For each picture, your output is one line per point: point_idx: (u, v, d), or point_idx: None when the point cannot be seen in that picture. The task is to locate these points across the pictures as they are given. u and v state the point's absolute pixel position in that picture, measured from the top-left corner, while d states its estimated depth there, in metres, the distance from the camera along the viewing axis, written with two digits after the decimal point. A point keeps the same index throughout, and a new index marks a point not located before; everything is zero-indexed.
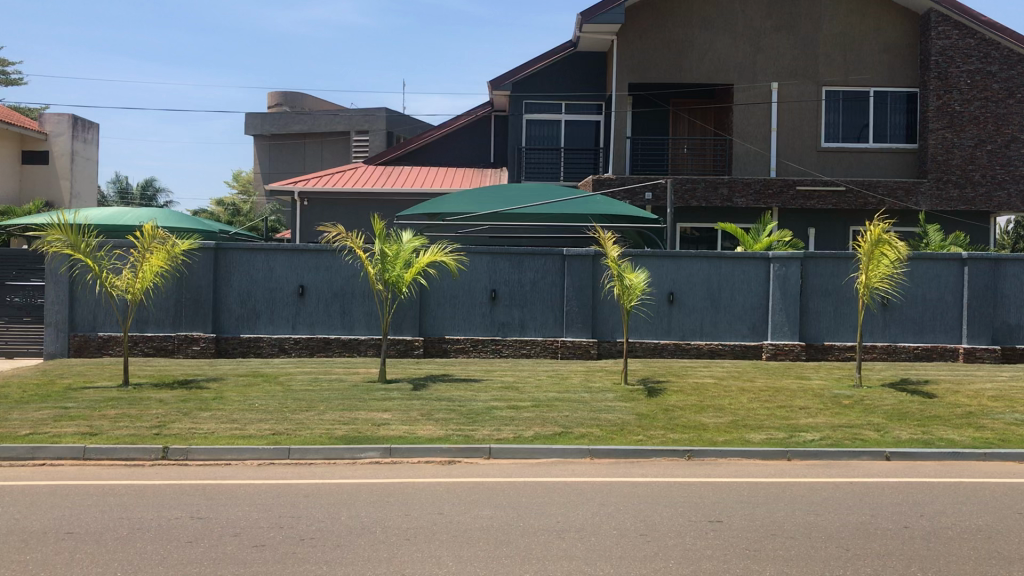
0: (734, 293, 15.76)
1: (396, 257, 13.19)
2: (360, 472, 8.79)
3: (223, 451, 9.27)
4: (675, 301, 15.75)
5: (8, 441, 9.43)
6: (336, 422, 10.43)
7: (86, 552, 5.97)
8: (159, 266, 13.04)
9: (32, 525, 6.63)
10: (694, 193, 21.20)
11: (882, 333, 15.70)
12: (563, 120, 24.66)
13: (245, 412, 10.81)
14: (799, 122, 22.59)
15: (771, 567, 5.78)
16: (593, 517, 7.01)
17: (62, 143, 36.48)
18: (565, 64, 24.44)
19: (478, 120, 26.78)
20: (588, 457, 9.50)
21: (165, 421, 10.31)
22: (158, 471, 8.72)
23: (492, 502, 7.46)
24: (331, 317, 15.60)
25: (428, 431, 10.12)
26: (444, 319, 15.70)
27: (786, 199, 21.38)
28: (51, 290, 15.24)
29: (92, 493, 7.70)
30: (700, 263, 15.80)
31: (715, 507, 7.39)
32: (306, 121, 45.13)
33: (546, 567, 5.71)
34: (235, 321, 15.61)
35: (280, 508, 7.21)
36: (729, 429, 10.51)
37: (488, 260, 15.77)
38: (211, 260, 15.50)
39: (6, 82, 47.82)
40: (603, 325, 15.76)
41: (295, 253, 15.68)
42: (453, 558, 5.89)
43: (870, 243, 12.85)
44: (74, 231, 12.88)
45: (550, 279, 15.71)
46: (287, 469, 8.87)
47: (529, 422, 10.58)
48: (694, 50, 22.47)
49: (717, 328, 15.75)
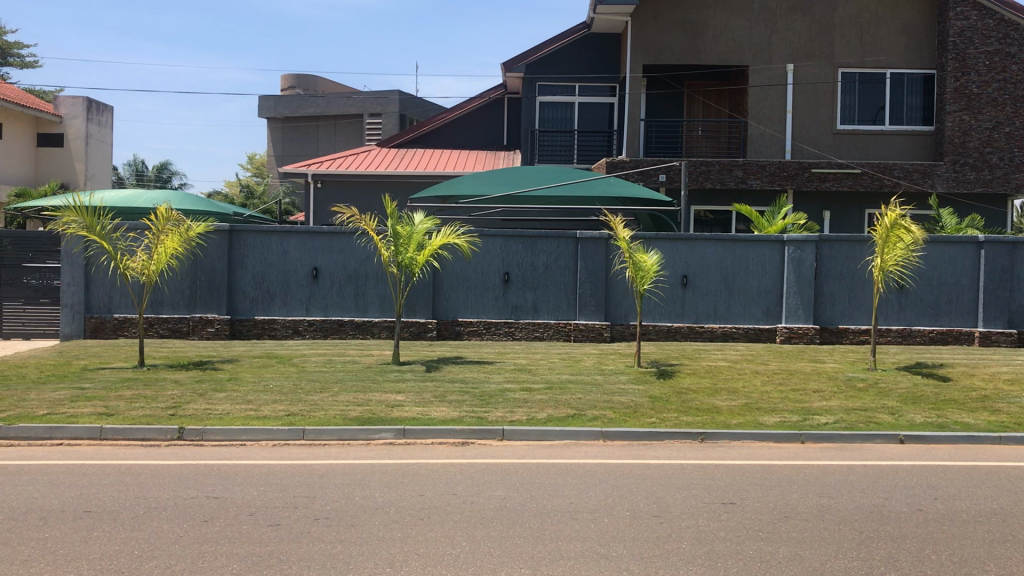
0: (749, 277, 15.71)
1: (409, 239, 13.14)
2: (375, 452, 8.86)
3: (238, 433, 9.31)
4: (689, 284, 15.71)
5: (25, 421, 9.52)
6: (349, 403, 10.49)
7: (103, 530, 6.03)
8: (174, 249, 13.06)
9: (51, 503, 6.70)
10: (708, 176, 21.16)
11: (897, 316, 15.63)
12: (577, 102, 24.56)
13: (259, 393, 10.88)
14: (814, 104, 22.40)
15: (784, 549, 5.77)
16: (607, 498, 7.01)
17: (77, 126, 36.65)
18: (578, 46, 24.37)
19: (491, 103, 26.85)
20: (600, 439, 9.52)
21: (181, 402, 10.39)
22: (175, 451, 8.78)
23: (506, 484, 7.48)
24: (344, 299, 15.64)
25: (442, 412, 10.15)
26: (457, 301, 15.72)
27: (801, 182, 21.28)
28: (68, 272, 15.39)
29: (109, 473, 7.75)
30: (714, 246, 15.74)
31: (729, 489, 7.37)
32: (319, 104, 45.28)
33: (560, 547, 5.74)
34: (250, 303, 15.66)
35: (296, 488, 7.25)
36: (742, 412, 10.52)
37: (501, 243, 15.75)
38: (225, 242, 15.55)
39: (22, 66, 47.99)
40: (617, 308, 15.75)
41: (308, 235, 15.72)
42: (467, 538, 5.92)
43: (886, 228, 12.74)
44: (89, 213, 12.91)
45: (563, 262, 15.70)
46: (301, 450, 8.93)
47: (541, 404, 10.59)
48: (709, 31, 22.30)
49: (731, 312, 15.72)
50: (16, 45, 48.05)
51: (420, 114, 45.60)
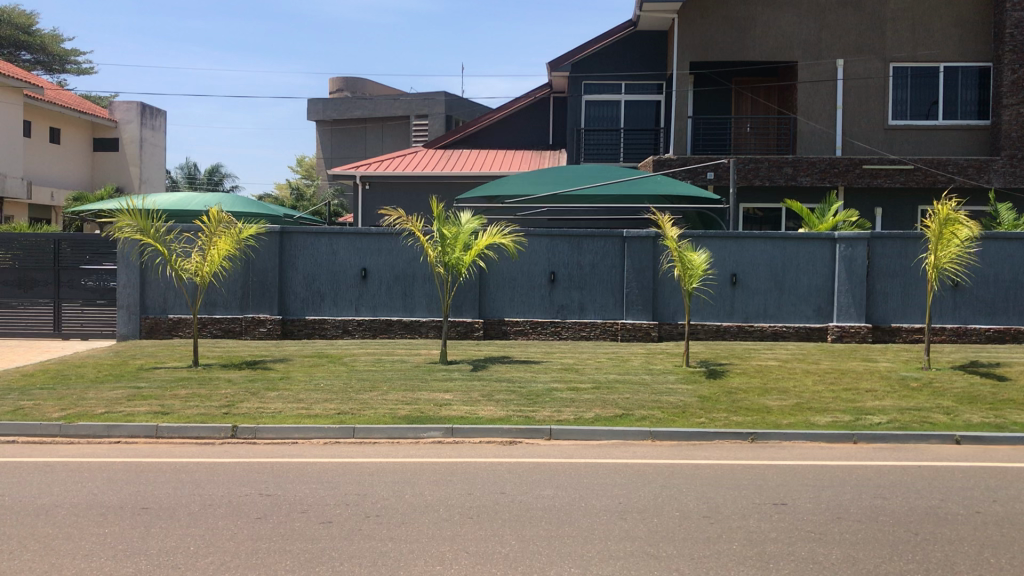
0: (799, 275, 15.53)
1: (455, 239, 13.21)
2: (424, 450, 8.92)
3: (291, 431, 9.45)
4: (739, 283, 15.56)
5: (85, 419, 9.77)
6: (398, 401, 10.58)
7: (161, 526, 6.16)
8: (226, 251, 13.26)
9: (110, 500, 6.87)
10: (757, 173, 20.95)
11: (951, 314, 15.33)
12: (623, 100, 24.46)
13: (310, 392, 11.02)
14: (865, 99, 22.05)
15: (838, 551, 5.70)
16: (656, 498, 6.99)
17: (131, 130, 37.35)
18: (624, 44, 24.30)
19: (537, 103, 26.83)
20: (649, 439, 9.49)
21: (234, 400, 10.57)
22: (228, 449, 8.93)
23: (555, 483, 7.48)
24: (392, 299, 15.77)
25: (490, 411, 10.20)
26: (504, 300, 15.76)
27: (852, 178, 20.97)
28: (124, 273, 15.76)
29: (165, 471, 7.91)
30: (764, 244, 15.58)
31: (781, 490, 7.31)
32: (367, 106, 45.43)
33: (610, 547, 5.73)
34: (301, 303, 15.87)
35: (347, 486, 7.33)
36: (793, 412, 10.40)
37: (548, 242, 15.75)
38: (277, 243, 15.78)
39: (78, 72, 49.13)
40: (665, 307, 15.67)
41: (357, 236, 15.87)
42: (517, 537, 5.94)
43: (938, 224, 12.51)
44: (144, 216, 13.16)
45: (610, 261, 15.66)
46: (352, 448, 9.02)
47: (589, 404, 10.58)
48: (757, 27, 22.07)
49: (781, 311, 15.54)
50: (73, 52, 49.14)
51: (467, 115, 45.80)
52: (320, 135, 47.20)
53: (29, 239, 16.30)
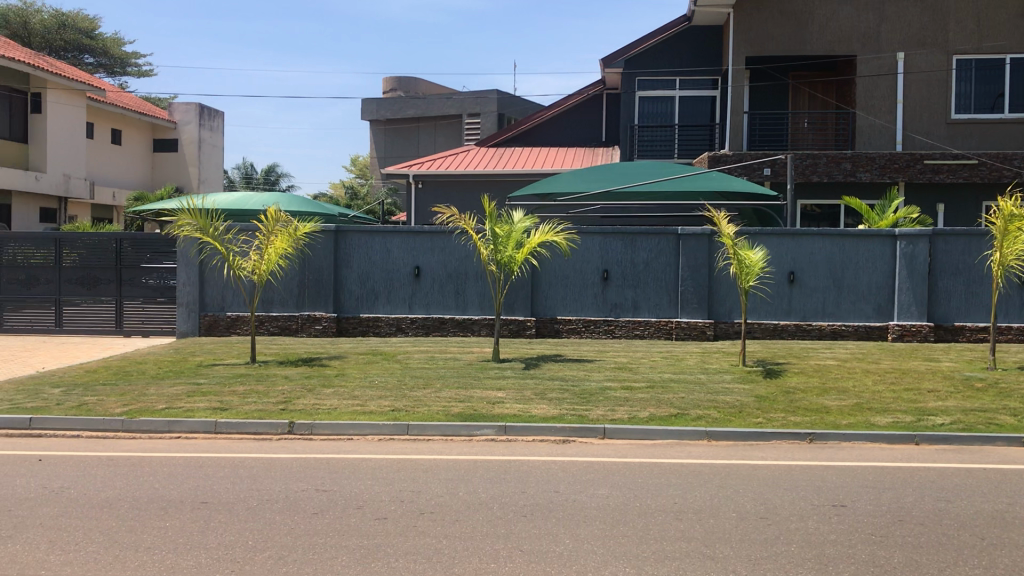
0: (858, 273, 15.24)
1: (508, 237, 13.19)
2: (477, 448, 8.93)
3: (346, 427, 9.53)
4: (796, 281, 15.32)
5: (147, 415, 9.96)
6: (451, 399, 10.61)
7: (220, 520, 6.25)
8: (283, 250, 13.42)
9: (170, 494, 6.99)
10: (815, 169, 20.59)
11: (1018, 313, 14.90)
12: (678, 96, 24.24)
13: (364, 389, 11.10)
14: (927, 93, 21.55)
15: (900, 554, 5.57)
16: (712, 498, 6.90)
17: (190, 131, 38.01)
18: (679, 40, 24.09)
19: (590, 99, 26.65)
20: (705, 438, 9.38)
21: (291, 397, 10.69)
22: (285, 444, 9.05)
23: (610, 482, 7.43)
24: (445, 298, 15.82)
25: (543, 409, 10.17)
26: (557, 299, 15.72)
27: (914, 174, 20.51)
28: (184, 271, 16.07)
29: (224, 465, 8.04)
30: (822, 241, 15.31)
31: (840, 491, 7.16)
32: (420, 105, 45.80)
33: (665, 547, 5.67)
34: (355, 301, 16.01)
35: (402, 482, 7.37)
36: (853, 412, 10.20)
37: (601, 240, 15.67)
38: (332, 242, 15.94)
39: (139, 74, 50.20)
40: (720, 305, 15.50)
41: (410, 235, 15.94)
42: (571, 536, 5.90)
43: (1003, 221, 12.15)
44: (203, 216, 13.37)
45: (664, 259, 15.52)
46: (406, 445, 9.07)
47: (644, 403, 10.50)
48: (815, 21, 21.72)
49: (839, 309, 15.27)
50: (134, 54, 50.20)
51: (519, 113, 45.81)
52: (374, 134, 47.71)
53: (93, 238, 16.66)
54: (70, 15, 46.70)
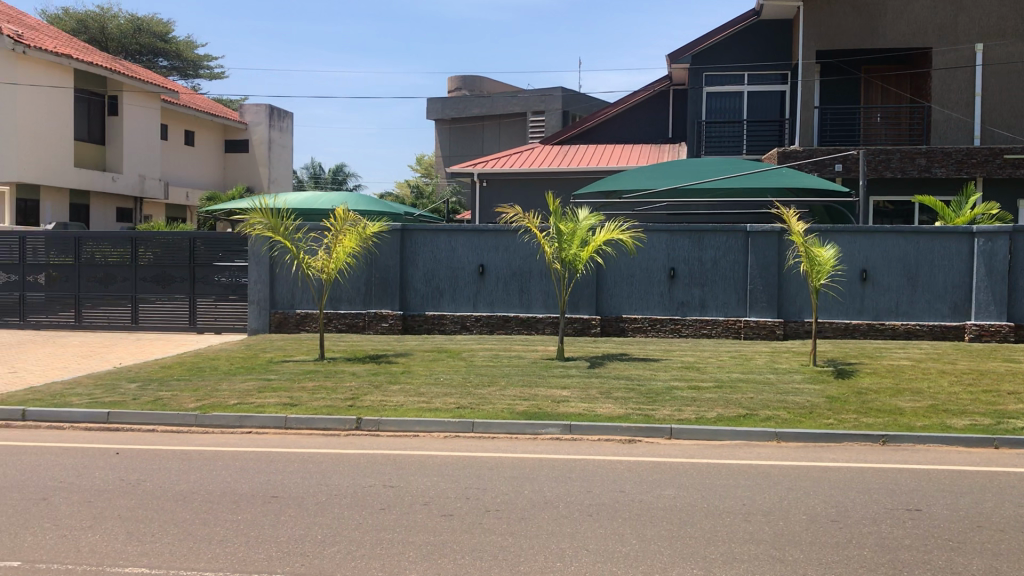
0: (934, 271, 14.83)
1: (572, 235, 13.13)
2: (542, 447, 8.92)
3: (412, 424, 9.61)
4: (868, 279, 14.97)
5: (219, 410, 10.18)
6: (516, 397, 10.62)
7: (290, 515, 6.36)
8: (351, 248, 13.58)
9: (241, 488, 7.13)
10: (888, 164, 20.11)
11: None
12: (746, 91, 23.87)
13: (430, 386, 11.19)
14: (1007, 85, 20.86)
15: (978, 561, 5.40)
16: (781, 500, 6.79)
17: (260, 132, 38.67)
18: (747, 35, 23.74)
19: (656, 96, 26.47)
20: (774, 440, 9.22)
21: (359, 393, 10.82)
22: (352, 440, 9.17)
23: (676, 483, 7.36)
24: (510, 296, 15.84)
25: (609, 408, 10.12)
26: (622, 297, 15.62)
27: (992, 169, 19.90)
28: (255, 270, 16.44)
29: (294, 460, 8.17)
30: (896, 238, 14.95)
31: (915, 495, 6.96)
32: (486, 104, 46.01)
33: (733, 549, 5.58)
34: (421, 299, 16.14)
35: (468, 480, 7.40)
36: (928, 414, 9.92)
37: (667, 238, 15.54)
38: (398, 241, 16.10)
39: (211, 77, 51.36)
40: (790, 304, 15.23)
41: (475, 233, 16.00)
42: (637, 536, 5.85)
43: None
44: (274, 215, 13.61)
45: (732, 257, 15.31)
46: (471, 442, 9.11)
47: (711, 403, 10.37)
48: (888, 13, 21.19)
49: (914, 308, 14.87)
50: (207, 57, 51.34)
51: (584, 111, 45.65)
52: (439, 133, 48.07)
53: (167, 237, 17.06)
54: (145, 19, 48.00)
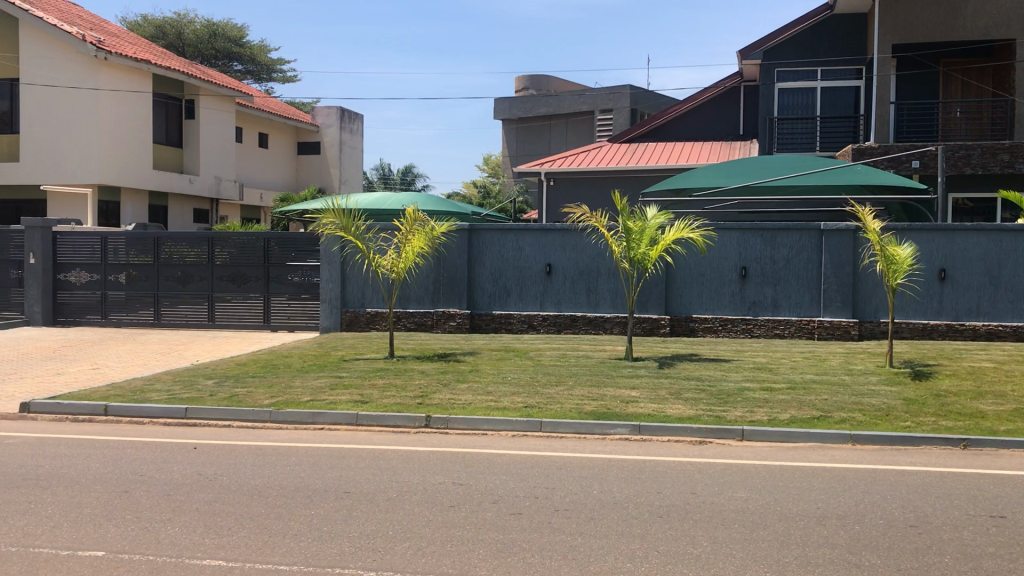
0: (1018, 270, 14.35)
1: (641, 234, 13.02)
2: (611, 447, 8.88)
3: (481, 422, 9.65)
4: (948, 278, 14.55)
5: (292, 406, 10.37)
6: (584, 397, 10.59)
7: (362, 510, 6.44)
8: (419, 248, 13.70)
9: (315, 483, 7.26)
10: (968, 161, 19.52)
11: None
12: (819, 87, 23.40)
13: (498, 385, 11.22)
14: None
15: None
16: (857, 504, 6.63)
17: (332, 134, 39.33)
18: (820, 30, 23.29)
19: (726, 92, 26.13)
20: (849, 442, 9.03)
21: (428, 391, 10.91)
22: (422, 438, 9.25)
23: (747, 485, 7.25)
24: (578, 295, 15.79)
25: (678, 409, 10.02)
26: (691, 296, 15.46)
27: None
28: (327, 269, 16.83)
29: (365, 457, 8.28)
30: (977, 236, 14.50)
31: (998, 501, 6.74)
32: (553, 103, 45.97)
33: (806, 553, 5.49)
34: (488, 298, 16.20)
35: (537, 479, 7.41)
36: (1011, 418, 9.59)
37: (738, 236, 15.33)
38: (466, 240, 16.19)
39: (284, 80, 52.35)
40: (865, 304, 14.90)
41: (543, 232, 16.01)
42: (708, 538, 5.79)
43: None
44: (345, 215, 13.81)
45: (806, 256, 15.04)
46: (540, 441, 9.11)
47: (784, 404, 10.19)
48: (969, 4, 20.58)
49: (996, 308, 14.41)
50: (279, 61, 52.33)
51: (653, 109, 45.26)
52: (507, 133, 48.21)
53: (242, 238, 17.43)
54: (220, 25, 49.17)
